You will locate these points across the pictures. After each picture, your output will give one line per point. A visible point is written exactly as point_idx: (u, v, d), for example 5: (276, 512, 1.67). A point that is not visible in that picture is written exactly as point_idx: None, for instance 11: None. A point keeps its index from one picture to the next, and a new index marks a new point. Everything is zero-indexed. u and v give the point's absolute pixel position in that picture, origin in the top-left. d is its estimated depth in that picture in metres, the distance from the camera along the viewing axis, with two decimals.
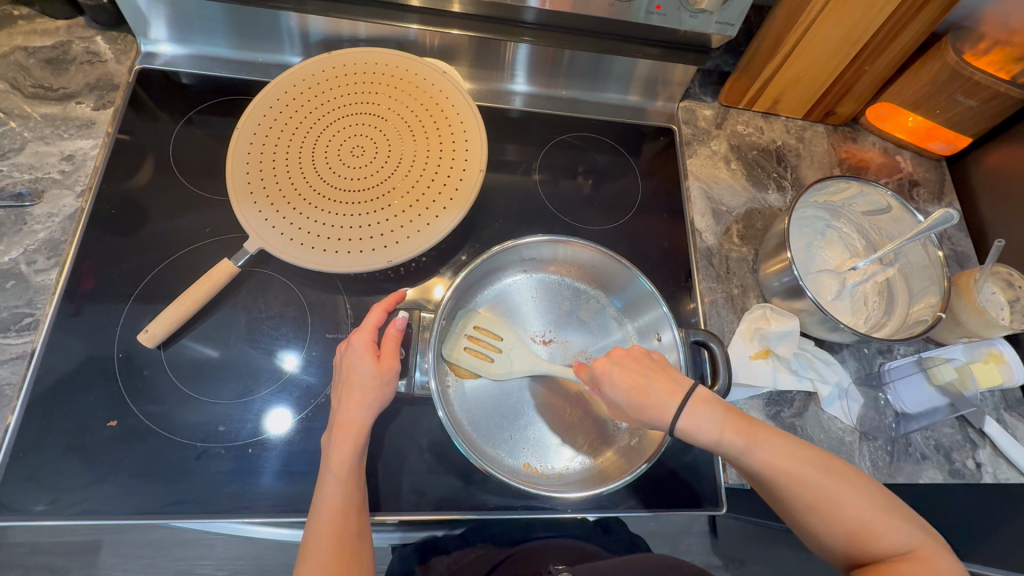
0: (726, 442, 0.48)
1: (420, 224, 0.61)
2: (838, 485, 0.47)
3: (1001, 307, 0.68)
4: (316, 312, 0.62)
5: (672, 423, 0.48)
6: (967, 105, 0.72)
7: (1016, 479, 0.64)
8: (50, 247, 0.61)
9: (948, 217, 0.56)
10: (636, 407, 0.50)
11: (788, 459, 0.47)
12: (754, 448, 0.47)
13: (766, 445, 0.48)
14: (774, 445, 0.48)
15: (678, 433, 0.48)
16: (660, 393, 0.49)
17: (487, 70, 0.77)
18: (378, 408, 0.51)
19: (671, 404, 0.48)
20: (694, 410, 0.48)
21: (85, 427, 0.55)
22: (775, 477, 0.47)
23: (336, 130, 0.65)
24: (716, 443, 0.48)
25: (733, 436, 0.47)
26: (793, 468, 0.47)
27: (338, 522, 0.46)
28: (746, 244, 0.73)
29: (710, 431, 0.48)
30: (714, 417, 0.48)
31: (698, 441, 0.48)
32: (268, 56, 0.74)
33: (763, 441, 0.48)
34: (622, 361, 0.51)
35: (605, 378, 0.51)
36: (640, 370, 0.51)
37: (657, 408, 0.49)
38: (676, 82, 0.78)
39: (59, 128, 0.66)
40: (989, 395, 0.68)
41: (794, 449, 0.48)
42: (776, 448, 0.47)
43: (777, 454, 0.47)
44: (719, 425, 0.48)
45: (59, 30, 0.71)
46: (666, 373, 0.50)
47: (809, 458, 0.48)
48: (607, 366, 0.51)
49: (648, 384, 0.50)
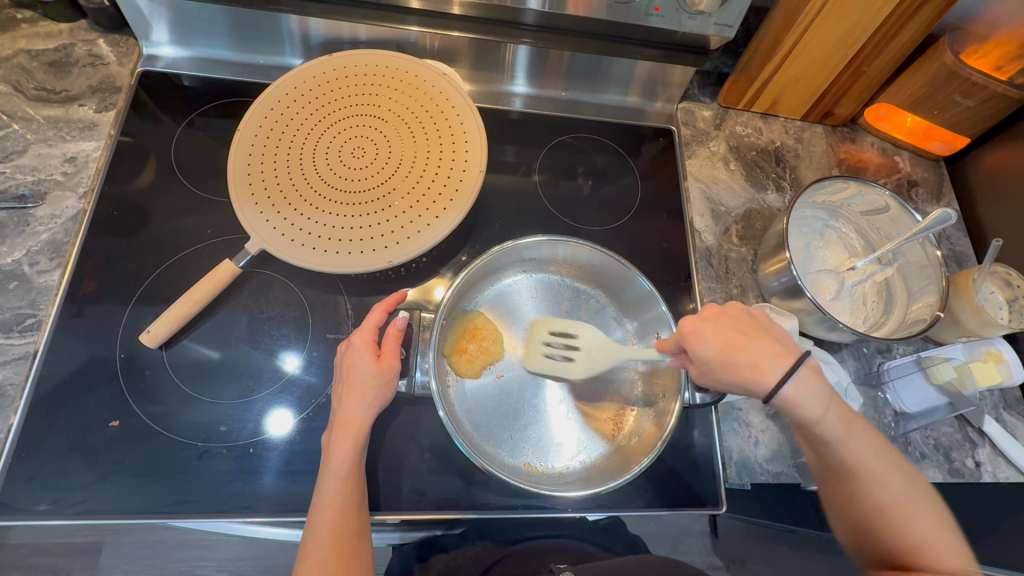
0: (826, 423, 0.47)
1: (420, 224, 0.61)
2: (912, 499, 0.47)
3: (999, 306, 0.68)
4: (316, 312, 0.63)
5: (776, 387, 0.46)
6: (964, 105, 0.73)
7: (1016, 478, 0.64)
8: (53, 249, 0.61)
9: (947, 216, 0.56)
10: (729, 366, 0.48)
11: (876, 459, 0.48)
12: (850, 439, 0.47)
13: (862, 442, 0.48)
14: (871, 443, 0.48)
15: (777, 398, 0.47)
16: (761, 353, 0.48)
17: (487, 71, 0.77)
18: (378, 407, 0.51)
19: (775, 365, 0.47)
20: (806, 380, 0.47)
21: (88, 428, 0.55)
22: (858, 470, 0.47)
23: (337, 131, 0.65)
24: (814, 423, 0.47)
25: (836, 421, 0.47)
26: (880, 470, 0.48)
27: (338, 521, 0.47)
28: (745, 244, 0.73)
29: (815, 404, 0.47)
30: (822, 392, 0.47)
31: (799, 413, 0.47)
32: (269, 58, 0.74)
33: (861, 436, 0.48)
34: (716, 320, 0.50)
35: (696, 336, 0.50)
36: (739, 330, 0.50)
37: (757, 367, 0.47)
38: (675, 83, 0.78)
39: (61, 130, 0.67)
40: (988, 395, 0.69)
41: (887, 454, 0.49)
42: (870, 446, 0.48)
43: (870, 453, 0.48)
44: (828, 404, 0.47)
45: (62, 33, 0.71)
46: (767, 336, 0.50)
47: (895, 466, 0.48)
48: (697, 323, 0.50)
49: (747, 343, 0.48)
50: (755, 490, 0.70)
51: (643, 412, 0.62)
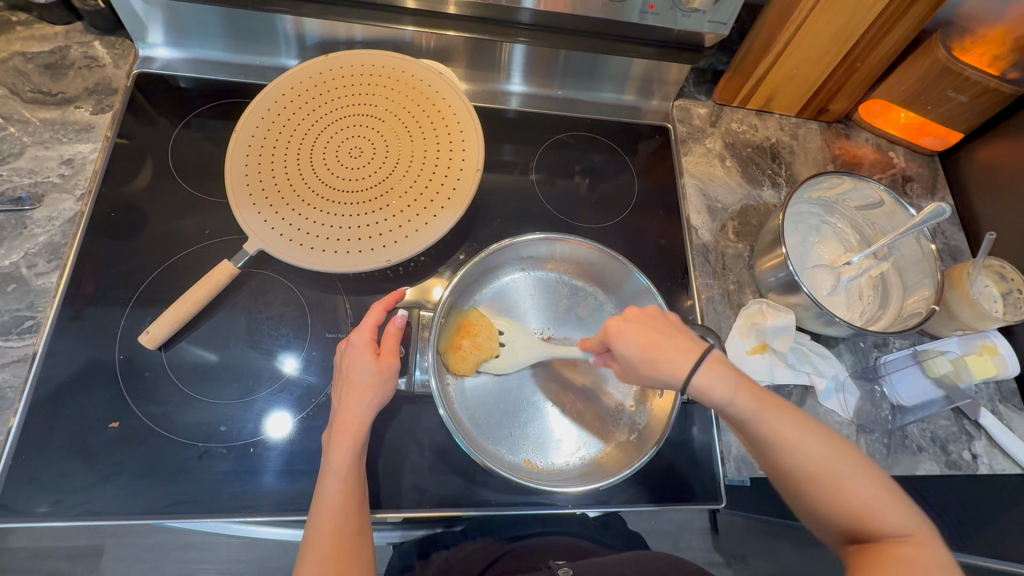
0: (738, 405, 0.46)
1: (418, 223, 0.62)
2: (842, 462, 0.45)
3: (994, 300, 0.69)
4: (316, 312, 0.63)
5: (687, 378, 0.46)
6: (958, 101, 0.73)
7: (1012, 469, 0.65)
8: (51, 250, 0.61)
9: (940, 210, 0.57)
10: (649, 364, 0.48)
11: (791, 430, 0.46)
12: (766, 415, 0.46)
13: (779, 415, 0.46)
14: (784, 415, 0.46)
15: (691, 390, 0.47)
16: (676, 349, 0.48)
17: (484, 71, 0.77)
18: (378, 406, 0.51)
19: (688, 360, 0.47)
20: (711, 368, 0.46)
21: (88, 429, 0.55)
22: (781, 448, 0.46)
23: (334, 131, 0.65)
24: (727, 404, 0.47)
25: (746, 400, 0.46)
26: (804, 440, 0.46)
27: (339, 520, 0.47)
28: (742, 241, 0.73)
29: (724, 390, 0.46)
30: (728, 377, 0.47)
31: (710, 401, 0.47)
32: (264, 59, 0.74)
33: (775, 410, 0.46)
34: (636, 320, 0.50)
35: (618, 335, 0.49)
36: (656, 329, 0.49)
37: (671, 363, 0.47)
38: (671, 80, 0.79)
39: (58, 132, 0.67)
40: (984, 387, 0.69)
41: (804, 423, 0.47)
42: (785, 418, 0.46)
43: (789, 425, 0.46)
44: (733, 386, 0.46)
45: (57, 35, 0.71)
46: (681, 333, 0.49)
47: (818, 433, 0.46)
48: (620, 322, 0.49)
49: (663, 340, 0.48)
50: (755, 485, 0.71)
51: (642, 407, 0.62)
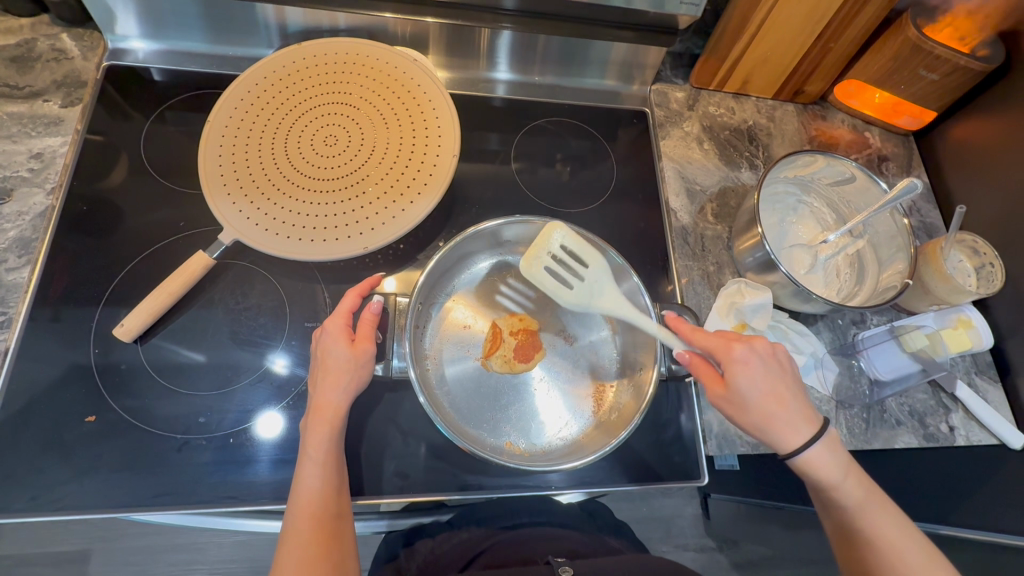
0: (845, 489, 0.47)
1: (395, 210, 0.61)
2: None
3: (968, 274, 0.71)
4: (294, 302, 0.62)
5: (800, 450, 0.46)
6: (929, 79, 0.74)
7: (988, 440, 0.66)
8: (21, 245, 0.60)
9: (912, 186, 0.57)
10: (764, 412, 0.47)
11: (891, 528, 0.46)
12: (869, 507, 0.47)
13: (881, 511, 0.47)
14: (888, 513, 0.47)
15: (796, 460, 0.47)
16: (798, 413, 0.47)
17: (460, 58, 0.77)
18: (354, 391, 0.51)
19: (806, 431, 0.47)
20: (828, 447, 0.47)
21: (64, 424, 0.54)
22: (876, 541, 0.46)
23: (309, 119, 0.65)
24: (834, 486, 0.47)
25: (855, 488, 0.47)
26: (902, 540, 0.46)
27: (318, 505, 0.47)
28: (720, 222, 0.74)
29: (833, 470, 0.46)
30: (840, 459, 0.47)
31: (814, 476, 0.47)
32: (238, 50, 0.73)
33: (879, 505, 0.47)
34: (768, 361, 0.49)
35: (745, 369, 0.48)
36: (784, 377, 0.48)
37: (789, 427, 0.47)
38: (648, 65, 0.79)
39: (26, 126, 0.66)
40: (960, 360, 0.70)
41: (906, 528, 0.47)
42: (889, 517, 0.47)
43: (891, 525, 0.47)
44: (844, 469, 0.47)
45: (23, 28, 0.70)
46: (801, 394, 0.49)
47: (922, 548, 0.46)
48: (753, 357, 0.48)
49: (789, 398, 0.48)
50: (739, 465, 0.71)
51: (624, 387, 0.63)
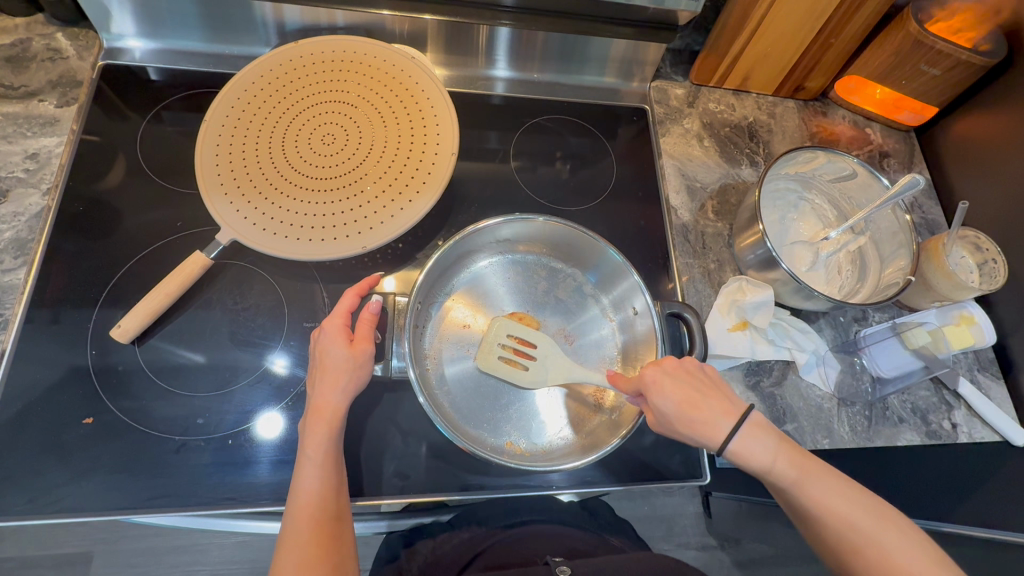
0: (778, 471, 0.47)
1: (393, 209, 0.61)
2: (889, 533, 0.45)
3: (970, 270, 0.70)
4: (292, 302, 0.62)
5: (726, 443, 0.47)
6: (931, 74, 0.73)
7: (991, 437, 0.66)
8: (18, 247, 0.60)
9: (915, 181, 0.57)
10: (686, 420, 0.48)
11: (833, 497, 0.46)
12: (808, 483, 0.46)
13: (819, 482, 0.47)
14: (828, 483, 0.47)
15: (729, 453, 0.48)
16: (715, 410, 0.48)
17: (459, 56, 0.76)
18: (353, 392, 0.50)
19: (727, 424, 0.47)
20: (750, 434, 0.47)
21: (61, 426, 0.54)
22: (823, 516, 0.46)
23: (307, 118, 0.65)
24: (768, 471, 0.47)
25: (786, 466, 0.47)
26: (846, 507, 0.46)
27: (317, 506, 0.46)
28: (721, 219, 0.74)
29: (762, 455, 0.47)
30: (767, 442, 0.47)
31: (749, 465, 0.47)
32: (235, 49, 0.73)
33: (816, 476, 0.47)
34: (676, 373, 0.50)
35: (656, 388, 0.50)
36: (695, 385, 0.50)
37: (710, 425, 0.48)
38: (648, 61, 0.78)
39: (21, 126, 0.65)
40: (962, 357, 0.70)
41: (848, 491, 0.47)
42: (830, 487, 0.47)
43: (834, 495, 0.46)
44: (772, 452, 0.47)
45: (18, 28, 0.70)
46: (720, 391, 0.50)
47: (869, 507, 0.46)
48: (659, 375, 0.50)
49: (703, 400, 0.49)
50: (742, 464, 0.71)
51: None
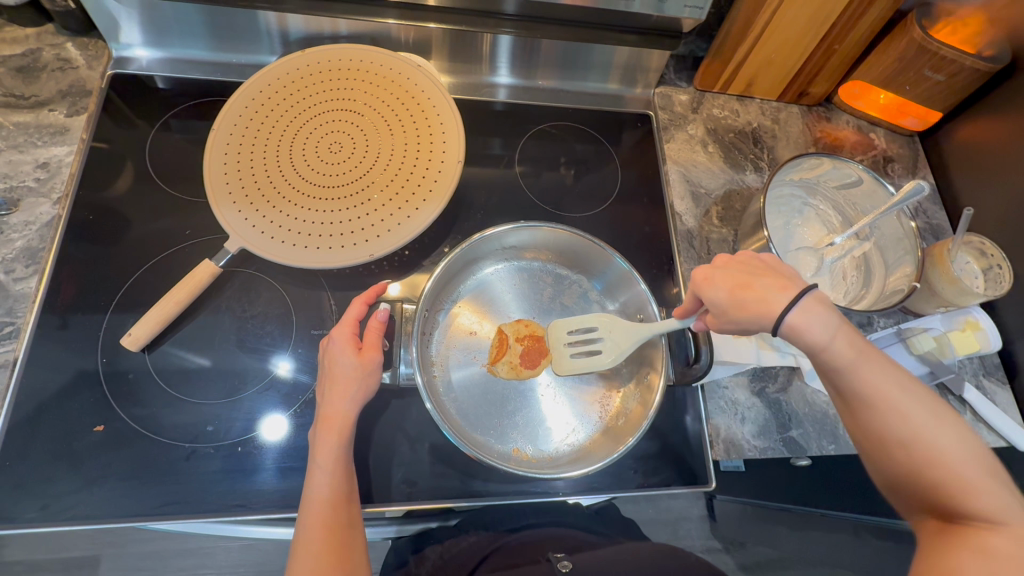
0: (834, 349, 0.43)
1: (400, 216, 0.61)
2: (942, 429, 0.42)
3: (975, 276, 0.70)
4: (300, 309, 0.62)
5: (783, 313, 0.43)
6: (934, 80, 0.74)
7: (997, 443, 0.66)
8: (29, 255, 0.60)
9: (920, 187, 0.57)
10: (738, 304, 0.46)
11: (890, 386, 0.42)
12: (865, 366, 0.43)
13: (879, 368, 0.43)
14: (888, 371, 0.43)
15: (786, 329, 0.44)
16: (769, 287, 0.45)
17: (464, 63, 0.77)
18: (362, 400, 0.51)
19: (783, 296, 0.44)
20: (810, 307, 0.43)
21: (73, 434, 0.54)
22: (878, 404, 0.42)
23: (313, 126, 0.65)
24: (824, 350, 0.43)
25: (846, 347, 0.43)
26: (900, 394, 0.42)
27: (327, 513, 0.47)
28: (726, 225, 0.74)
29: (822, 331, 0.43)
30: (828, 318, 0.43)
31: (806, 342, 0.44)
32: (243, 57, 0.74)
33: (873, 363, 0.43)
34: (726, 265, 0.49)
35: (706, 282, 0.49)
36: (748, 271, 0.48)
37: (763, 300, 0.45)
38: (652, 68, 0.79)
39: (32, 135, 0.66)
40: (968, 363, 0.70)
41: (906, 383, 0.43)
42: (888, 376, 0.43)
43: (891, 384, 0.42)
44: (833, 330, 0.43)
45: (28, 38, 0.70)
46: (778, 274, 0.47)
47: (924, 398, 0.43)
48: (708, 271, 0.49)
49: (756, 280, 0.46)
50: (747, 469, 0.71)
51: (630, 393, 0.62)
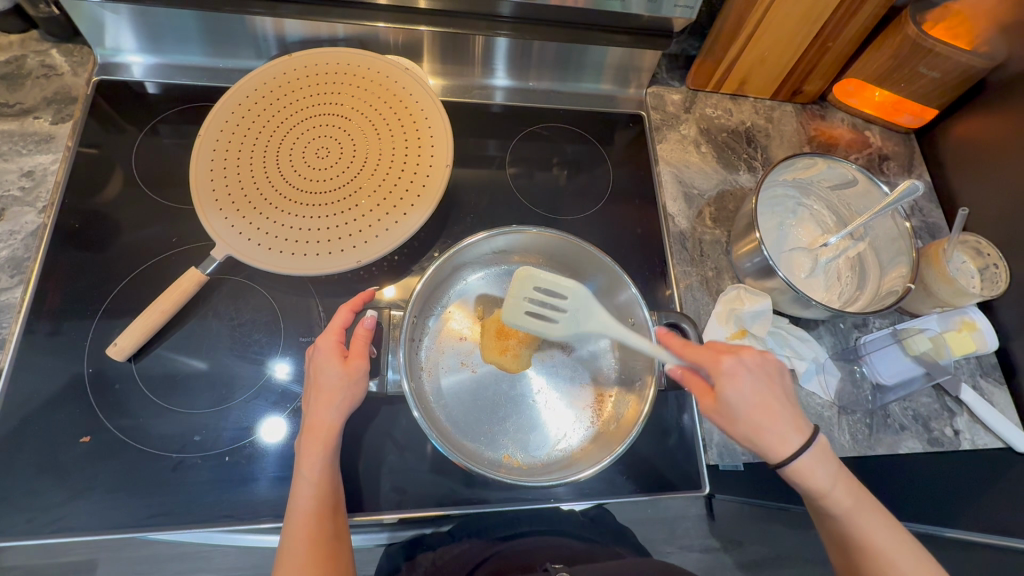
0: (834, 497, 0.46)
1: (388, 222, 0.61)
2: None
3: (971, 276, 0.70)
4: (288, 316, 0.62)
5: (791, 458, 0.45)
6: (929, 77, 0.73)
7: (995, 444, 0.65)
8: (14, 265, 0.60)
9: (914, 187, 0.56)
10: (753, 424, 0.46)
11: (879, 535, 0.46)
12: (860, 515, 0.46)
13: (872, 518, 0.46)
14: (879, 520, 0.47)
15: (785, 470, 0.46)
16: (787, 421, 0.46)
17: (455, 66, 0.76)
18: (348, 409, 0.50)
19: (797, 440, 0.46)
20: (819, 455, 0.46)
21: (59, 445, 0.54)
22: (867, 551, 0.46)
23: (300, 132, 0.65)
24: (824, 496, 0.46)
25: (844, 496, 0.46)
26: (887, 543, 0.46)
27: (312, 525, 0.46)
28: (719, 226, 0.73)
29: (824, 478, 0.46)
30: (830, 468, 0.46)
31: (804, 482, 0.46)
32: (229, 62, 0.73)
33: (870, 513, 0.47)
34: (756, 372, 0.47)
35: (732, 380, 0.47)
36: (771, 388, 0.47)
37: (776, 437, 0.46)
38: (645, 68, 0.78)
39: (17, 143, 0.65)
40: (964, 363, 0.69)
41: (898, 533, 0.47)
42: (881, 524, 0.46)
43: (884, 531, 0.46)
44: (834, 478, 0.46)
45: (13, 45, 0.70)
46: (791, 404, 0.48)
47: (912, 551, 0.46)
48: (741, 369, 0.47)
49: (777, 408, 0.46)
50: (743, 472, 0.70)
51: (623, 396, 0.62)
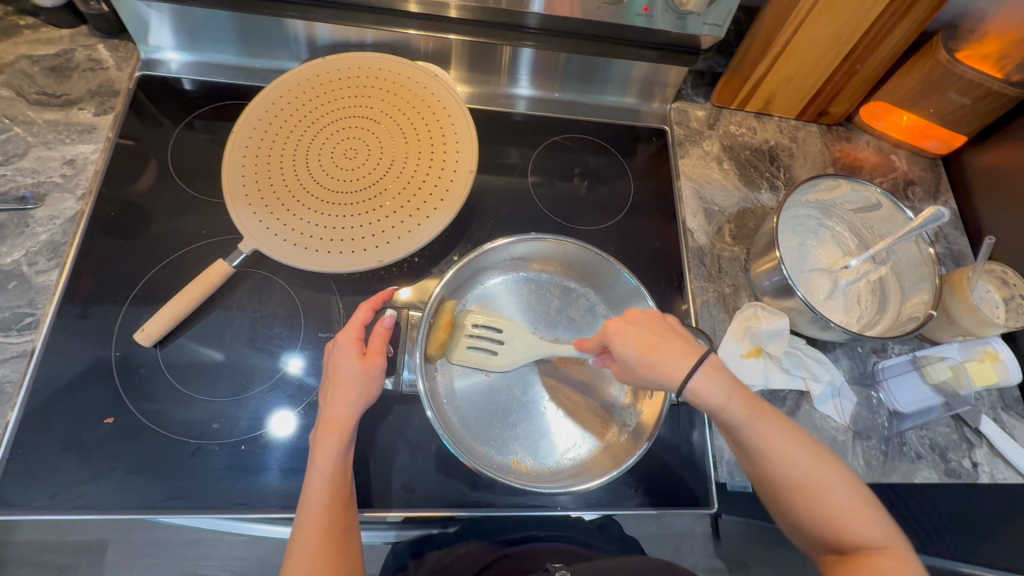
0: (731, 409, 0.47)
1: (410, 224, 0.62)
2: (827, 471, 0.47)
3: (996, 305, 0.68)
4: (309, 312, 0.63)
5: (685, 381, 0.47)
6: (960, 104, 0.72)
7: (1015, 479, 0.63)
8: (51, 249, 0.62)
9: (938, 214, 0.56)
10: (648, 364, 0.48)
11: (778, 438, 0.47)
12: (758, 424, 0.47)
13: (767, 423, 0.47)
14: (774, 425, 0.48)
15: (687, 394, 0.47)
16: (675, 352, 0.48)
17: (482, 73, 0.78)
18: (364, 405, 0.51)
19: (687, 363, 0.47)
20: (709, 372, 0.47)
21: (84, 424, 0.56)
22: (772, 457, 0.47)
23: (330, 133, 0.66)
24: (720, 410, 0.47)
25: (739, 407, 0.47)
26: (791, 448, 0.47)
27: (325, 518, 0.47)
28: (739, 243, 0.73)
29: (719, 394, 0.47)
30: (723, 382, 0.48)
31: (704, 404, 0.47)
32: (266, 62, 0.75)
33: (766, 419, 0.48)
34: (637, 322, 0.50)
35: (618, 336, 0.49)
36: (656, 330, 0.50)
37: (671, 365, 0.47)
38: (671, 83, 0.78)
39: (61, 133, 0.68)
40: (985, 394, 0.68)
41: (792, 432, 0.48)
42: (779, 429, 0.48)
43: (785, 437, 0.48)
44: (729, 392, 0.47)
45: (63, 38, 0.73)
46: (679, 336, 0.50)
47: (808, 448, 0.48)
48: (621, 324, 0.50)
49: (664, 342, 0.49)
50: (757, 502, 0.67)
51: (633, 409, 0.62)
